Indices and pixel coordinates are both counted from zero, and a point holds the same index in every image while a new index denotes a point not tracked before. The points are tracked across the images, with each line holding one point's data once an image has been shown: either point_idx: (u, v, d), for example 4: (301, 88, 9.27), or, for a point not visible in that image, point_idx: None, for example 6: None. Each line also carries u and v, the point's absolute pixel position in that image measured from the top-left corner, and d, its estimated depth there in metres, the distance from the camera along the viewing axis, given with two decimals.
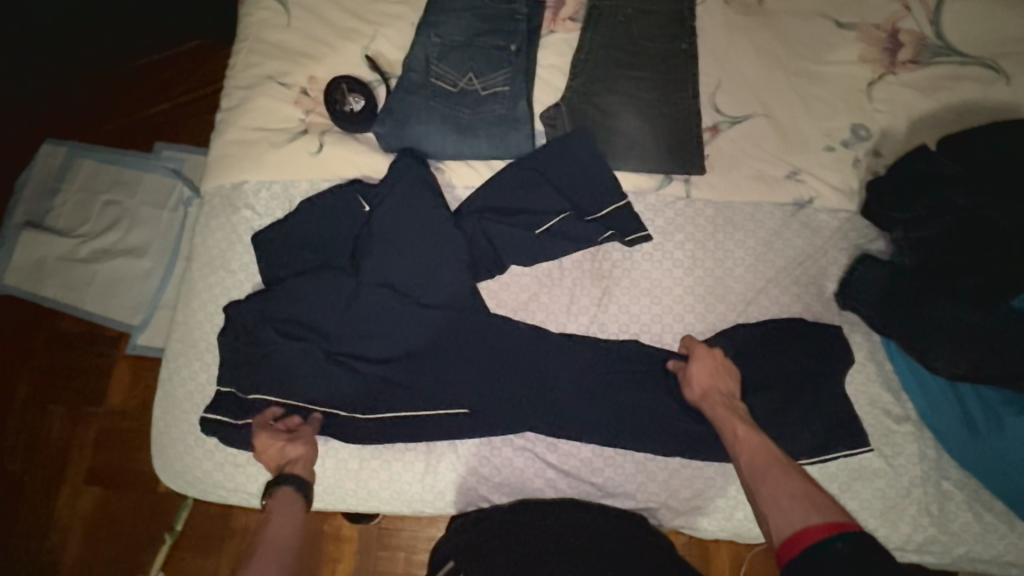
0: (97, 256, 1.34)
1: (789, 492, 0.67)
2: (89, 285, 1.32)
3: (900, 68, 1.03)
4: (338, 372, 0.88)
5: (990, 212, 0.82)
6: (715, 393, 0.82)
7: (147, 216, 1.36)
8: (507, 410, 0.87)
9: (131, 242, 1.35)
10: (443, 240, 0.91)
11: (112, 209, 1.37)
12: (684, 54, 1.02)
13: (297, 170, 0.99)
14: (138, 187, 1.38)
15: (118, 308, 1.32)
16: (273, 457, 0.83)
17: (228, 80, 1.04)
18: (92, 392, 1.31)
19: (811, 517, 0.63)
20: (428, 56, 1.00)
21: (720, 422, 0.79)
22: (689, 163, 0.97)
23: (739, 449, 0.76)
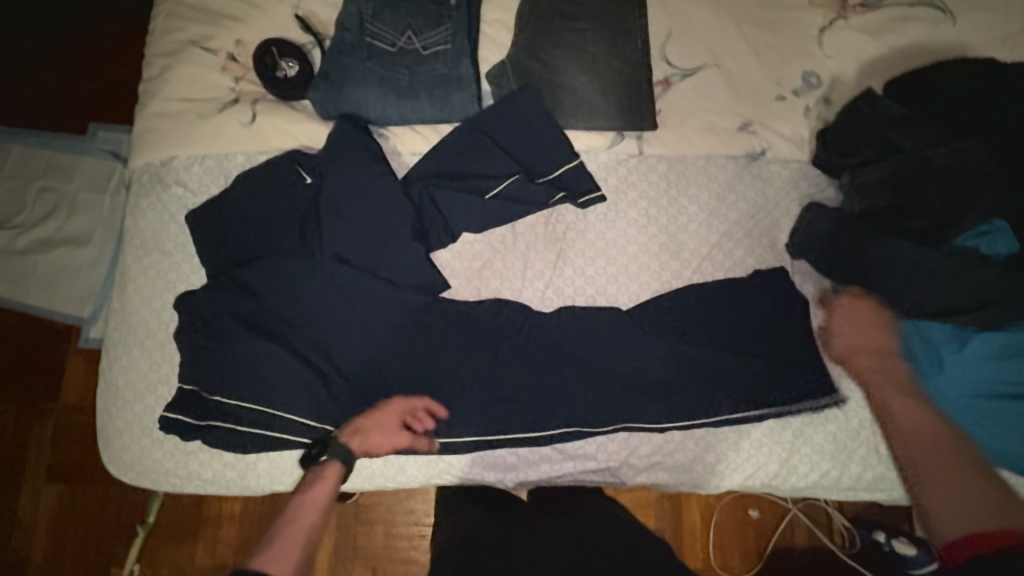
0: (37, 247, 1.27)
1: (961, 491, 0.64)
2: (31, 278, 1.26)
3: (850, 12, 1.02)
4: (284, 355, 0.84)
5: (934, 155, 0.82)
6: (858, 352, 0.84)
7: (86, 203, 1.29)
8: (465, 380, 0.86)
9: (72, 231, 1.28)
10: (389, 210, 0.87)
11: (48, 196, 1.29)
12: (635, 3, 0.97)
13: (230, 143, 0.93)
14: (75, 172, 1.30)
15: (65, 300, 1.26)
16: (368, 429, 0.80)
17: (149, 49, 0.97)
18: (45, 389, 1.26)
19: (989, 522, 0.59)
20: (363, 13, 0.94)
21: (891, 406, 0.78)
22: (641, 119, 0.94)
23: (903, 435, 0.74)
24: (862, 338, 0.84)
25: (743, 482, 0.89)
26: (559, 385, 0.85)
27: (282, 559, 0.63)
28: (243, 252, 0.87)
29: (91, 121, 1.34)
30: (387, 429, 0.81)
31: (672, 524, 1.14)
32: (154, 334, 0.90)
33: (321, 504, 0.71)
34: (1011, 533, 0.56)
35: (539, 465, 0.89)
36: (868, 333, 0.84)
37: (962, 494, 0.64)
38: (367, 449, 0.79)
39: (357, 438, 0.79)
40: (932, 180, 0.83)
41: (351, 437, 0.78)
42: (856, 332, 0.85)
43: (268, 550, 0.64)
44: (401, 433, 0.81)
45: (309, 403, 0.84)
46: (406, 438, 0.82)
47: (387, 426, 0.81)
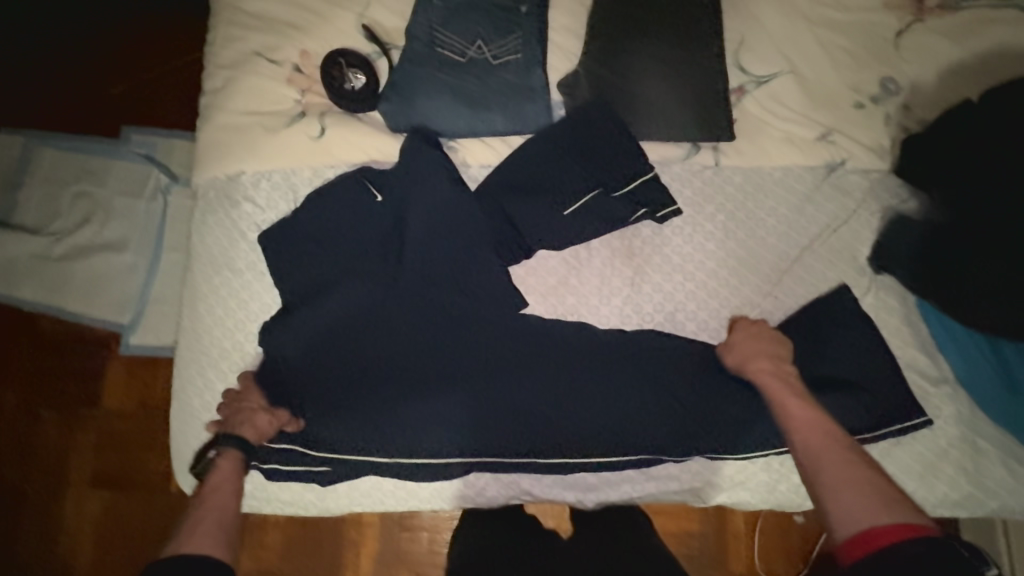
0: (74, 253, 1.25)
1: (854, 488, 0.65)
2: (69, 285, 1.24)
3: (928, 14, 0.99)
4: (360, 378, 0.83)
5: None
6: (762, 357, 0.80)
7: (122, 209, 1.27)
8: (547, 399, 0.85)
9: (109, 237, 1.26)
10: (467, 228, 0.86)
11: (83, 201, 1.27)
12: (706, 9, 0.94)
13: (296, 157, 0.91)
14: (109, 176, 1.28)
15: (105, 307, 1.25)
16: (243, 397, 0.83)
17: (209, 59, 0.94)
18: (87, 395, 1.25)
19: (883, 518, 0.61)
20: (432, 22, 0.91)
21: (770, 391, 0.78)
22: (717, 131, 0.92)
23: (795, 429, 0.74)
24: (767, 357, 0.80)
25: None
26: (644, 404, 0.84)
27: (201, 540, 0.68)
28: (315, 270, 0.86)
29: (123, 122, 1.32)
30: (250, 412, 0.81)
31: (716, 540, 1.10)
32: (229, 355, 0.89)
33: (228, 492, 0.76)
34: (906, 528, 0.59)
35: (620, 486, 0.89)
36: (771, 348, 0.81)
37: (857, 488, 0.65)
38: (257, 432, 0.80)
39: (243, 430, 0.80)
40: None
41: (238, 429, 0.80)
42: (768, 353, 0.81)
43: (185, 538, 0.68)
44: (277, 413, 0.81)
45: (392, 427, 0.84)
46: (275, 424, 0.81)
47: (244, 412, 0.81)
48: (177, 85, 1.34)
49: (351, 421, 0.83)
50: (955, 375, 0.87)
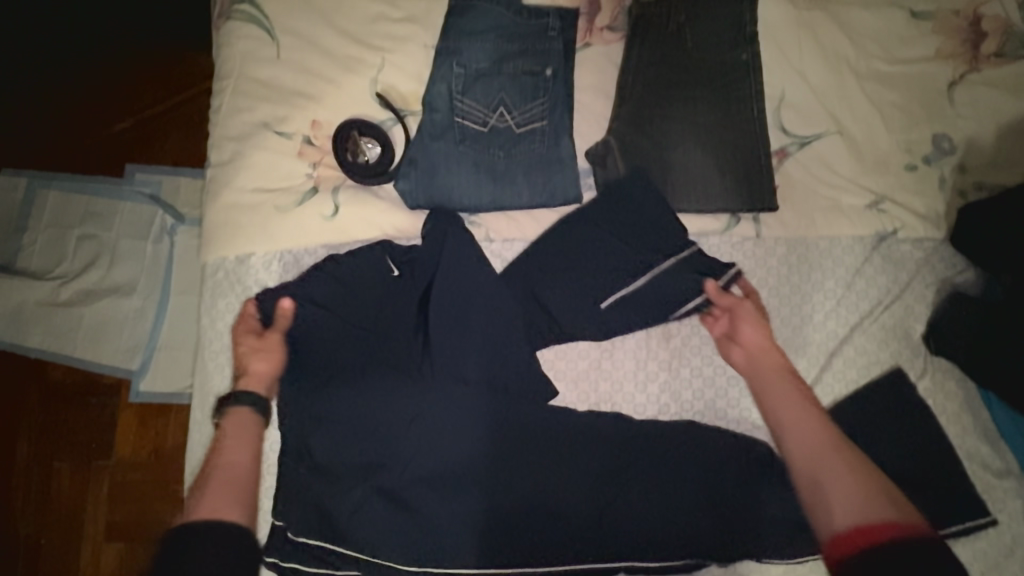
0: (81, 298, 1.19)
1: (847, 488, 0.66)
2: (76, 331, 1.18)
3: (983, 63, 0.91)
4: (381, 481, 0.77)
5: None
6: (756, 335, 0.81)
7: (130, 249, 1.22)
8: (583, 499, 0.78)
9: (117, 279, 1.21)
10: (496, 315, 0.81)
11: (88, 244, 1.22)
12: (746, 66, 0.87)
13: (310, 237, 0.86)
14: (115, 218, 1.23)
15: (113, 352, 1.19)
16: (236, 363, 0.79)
17: (214, 129, 0.88)
18: (101, 444, 1.21)
19: (884, 512, 0.62)
20: (451, 89, 0.85)
21: (761, 369, 0.79)
22: (760, 200, 0.86)
23: (796, 420, 0.73)
24: (759, 348, 0.80)
25: None
26: (688, 501, 0.78)
27: (214, 501, 0.65)
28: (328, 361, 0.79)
29: (130, 163, 1.28)
30: (248, 354, 0.79)
31: None
32: None
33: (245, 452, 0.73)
34: (907, 526, 0.60)
35: None
36: (759, 335, 0.80)
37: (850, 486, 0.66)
38: (261, 376, 0.78)
39: (243, 377, 0.78)
40: None
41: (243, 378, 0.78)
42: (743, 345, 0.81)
43: (201, 501, 0.66)
44: (273, 340, 0.79)
45: (416, 536, 0.76)
46: (275, 339, 0.79)
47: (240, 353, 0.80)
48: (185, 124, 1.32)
49: (373, 529, 0.76)
50: (1019, 466, 0.81)
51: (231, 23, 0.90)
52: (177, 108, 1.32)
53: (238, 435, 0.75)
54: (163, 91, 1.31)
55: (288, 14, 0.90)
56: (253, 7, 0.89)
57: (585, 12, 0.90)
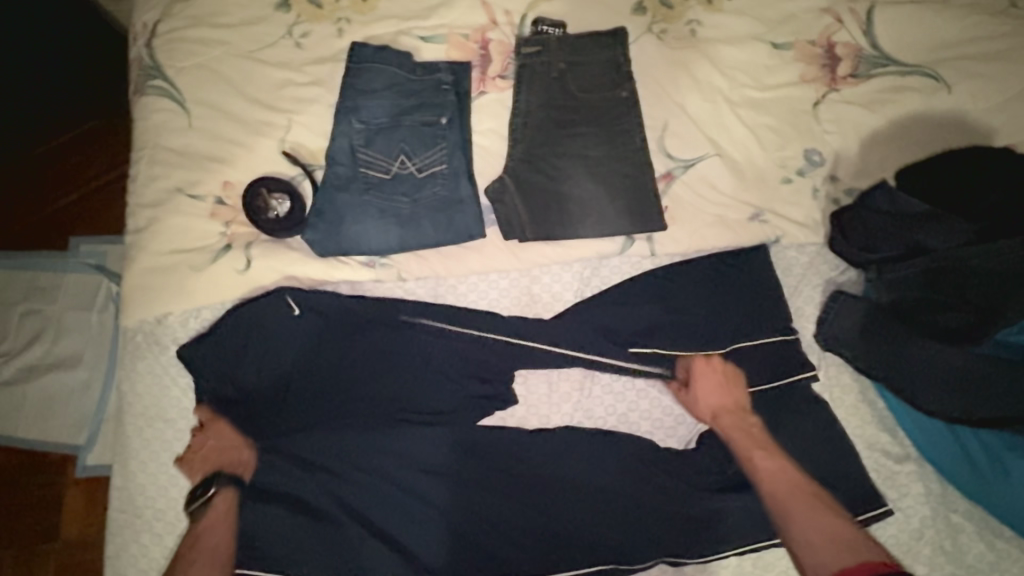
0: (23, 375, 1.19)
1: (825, 533, 0.70)
2: (19, 410, 1.18)
3: (841, 83, 1.01)
4: (305, 525, 0.79)
5: (963, 257, 0.77)
6: (723, 409, 0.83)
7: (76, 322, 1.22)
8: (507, 524, 0.81)
9: (59, 353, 1.20)
10: (409, 350, 0.86)
11: (32, 319, 1.22)
12: (626, 102, 0.95)
13: (225, 292, 0.89)
14: (60, 291, 1.23)
15: (59, 428, 1.18)
16: (208, 454, 0.82)
17: (132, 197, 0.93)
18: (45, 527, 1.17)
19: (849, 559, 0.66)
20: (353, 143, 0.91)
21: (734, 445, 0.81)
22: (650, 221, 0.92)
23: (761, 476, 0.77)
24: (724, 401, 0.84)
25: None
26: (602, 513, 0.81)
27: None
28: (239, 489, 0.80)
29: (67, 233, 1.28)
30: (224, 453, 0.82)
31: None
32: (165, 515, 0.83)
33: (223, 524, 0.77)
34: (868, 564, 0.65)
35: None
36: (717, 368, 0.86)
37: (820, 536, 0.70)
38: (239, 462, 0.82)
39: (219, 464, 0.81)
40: (975, 281, 0.77)
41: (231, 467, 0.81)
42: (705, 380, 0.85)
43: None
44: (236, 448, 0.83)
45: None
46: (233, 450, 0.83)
47: (224, 445, 0.82)
48: (113, 191, 1.30)
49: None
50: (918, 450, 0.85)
51: (147, 97, 0.96)
52: (107, 174, 1.31)
53: (217, 517, 0.77)
54: (94, 161, 1.31)
55: (198, 87, 0.96)
56: (167, 83, 0.96)
57: (477, 65, 0.98)
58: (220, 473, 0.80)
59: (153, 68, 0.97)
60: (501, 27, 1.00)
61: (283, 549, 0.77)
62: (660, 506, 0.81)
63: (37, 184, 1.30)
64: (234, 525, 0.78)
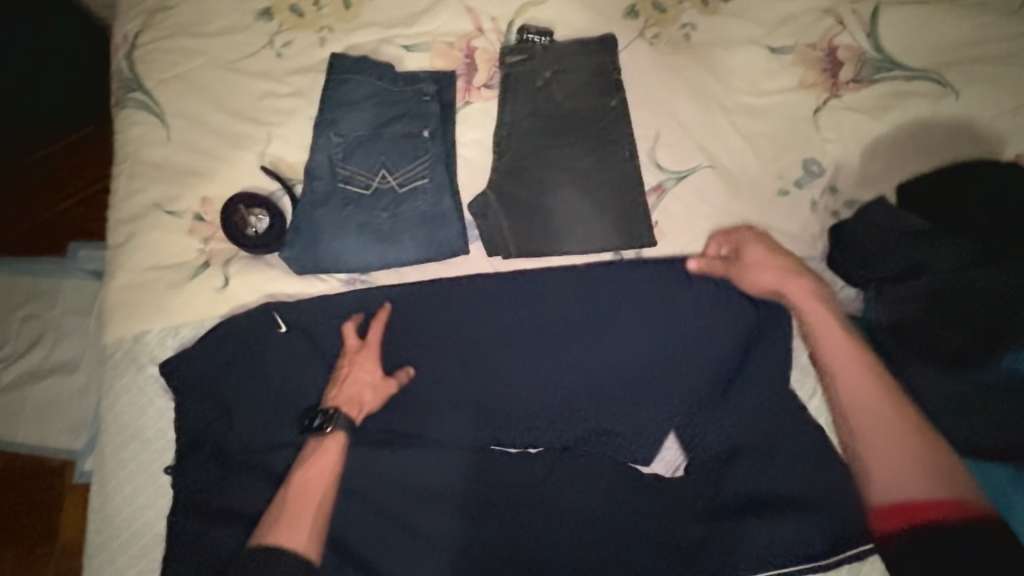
0: (23, 380, 1.18)
1: (900, 438, 0.62)
2: (19, 415, 1.17)
3: (843, 89, 0.96)
4: None
5: (964, 277, 0.74)
6: (765, 258, 0.80)
7: (71, 327, 1.20)
8: (486, 550, 0.79)
9: (58, 358, 1.19)
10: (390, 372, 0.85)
11: (32, 324, 1.21)
12: (615, 112, 0.92)
13: (202, 310, 0.87)
14: (58, 297, 1.22)
15: (57, 433, 1.16)
16: (356, 384, 0.81)
17: (111, 213, 0.92)
18: (44, 532, 1.17)
19: (930, 483, 0.59)
20: (332, 158, 0.89)
21: (796, 304, 0.76)
22: (638, 236, 0.89)
23: (832, 369, 0.70)
24: (775, 260, 0.79)
25: None
26: (583, 540, 0.79)
27: (294, 535, 0.68)
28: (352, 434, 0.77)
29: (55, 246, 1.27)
30: (372, 388, 0.82)
31: None
32: (141, 538, 0.82)
33: (324, 476, 0.74)
34: (955, 504, 0.57)
35: None
36: (783, 258, 0.79)
37: (895, 447, 0.62)
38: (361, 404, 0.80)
39: (353, 398, 0.80)
40: (976, 303, 0.73)
41: (346, 403, 0.79)
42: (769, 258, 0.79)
43: (281, 526, 0.68)
44: (390, 386, 0.83)
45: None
46: (389, 388, 0.83)
47: (361, 380, 0.82)
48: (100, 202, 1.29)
49: None
50: None
51: (127, 111, 0.95)
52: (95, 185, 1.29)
53: (328, 460, 0.75)
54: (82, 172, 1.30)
55: (178, 100, 0.94)
56: (146, 96, 0.95)
57: (462, 74, 0.95)
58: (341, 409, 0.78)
59: (132, 81, 0.95)
60: (486, 34, 0.96)
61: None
62: (641, 535, 0.79)
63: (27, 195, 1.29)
64: (334, 479, 0.74)
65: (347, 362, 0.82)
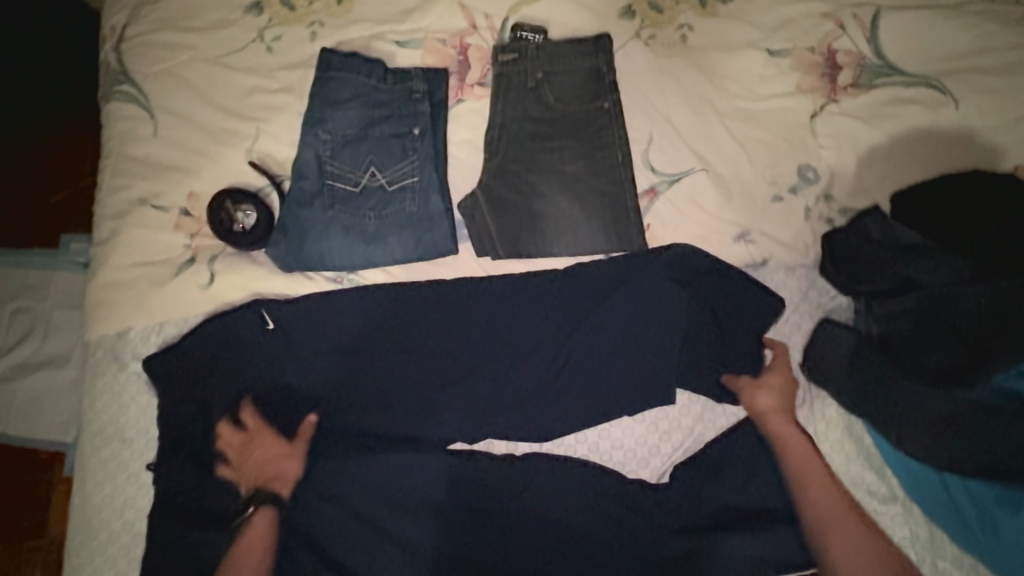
0: (11, 373, 1.15)
1: None
2: (6, 409, 1.14)
3: (841, 94, 0.94)
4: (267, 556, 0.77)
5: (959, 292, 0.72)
6: (767, 392, 0.82)
7: (63, 320, 1.18)
8: (468, 552, 0.79)
9: (49, 351, 1.17)
10: (376, 373, 0.84)
11: (23, 317, 1.19)
12: (608, 114, 0.90)
13: (187, 307, 0.86)
14: (50, 289, 1.20)
15: (47, 427, 1.15)
16: (267, 466, 0.80)
17: (96, 207, 0.90)
18: (32, 523, 1.16)
19: None
20: (320, 155, 0.87)
21: (785, 443, 0.79)
22: (629, 240, 0.87)
23: (811, 490, 0.76)
24: (777, 394, 0.82)
25: None
26: (569, 546, 0.79)
27: None
28: (279, 509, 0.78)
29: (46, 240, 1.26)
30: (278, 458, 0.81)
31: None
32: (120, 538, 0.81)
33: (259, 553, 0.75)
34: None
35: None
36: (784, 376, 0.83)
37: None
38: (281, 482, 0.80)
39: (269, 478, 0.80)
40: (966, 317, 0.72)
41: (268, 481, 0.79)
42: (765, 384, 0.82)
43: None
44: (301, 446, 0.82)
45: None
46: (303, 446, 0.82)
47: (266, 456, 0.81)
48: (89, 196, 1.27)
49: None
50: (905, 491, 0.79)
51: (114, 104, 0.93)
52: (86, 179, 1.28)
53: (261, 537, 0.76)
54: (72, 167, 1.28)
55: (165, 93, 0.93)
56: (134, 89, 0.93)
57: (455, 72, 0.94)
58: (261, 491, 0.78)
59: (120, 73, 0.94)
60: (480, 32, 0.95)
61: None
62: (627, 539, 0.79)
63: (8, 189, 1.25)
64: (270, 551, 0.76)
65: (257, 444, 0.81)
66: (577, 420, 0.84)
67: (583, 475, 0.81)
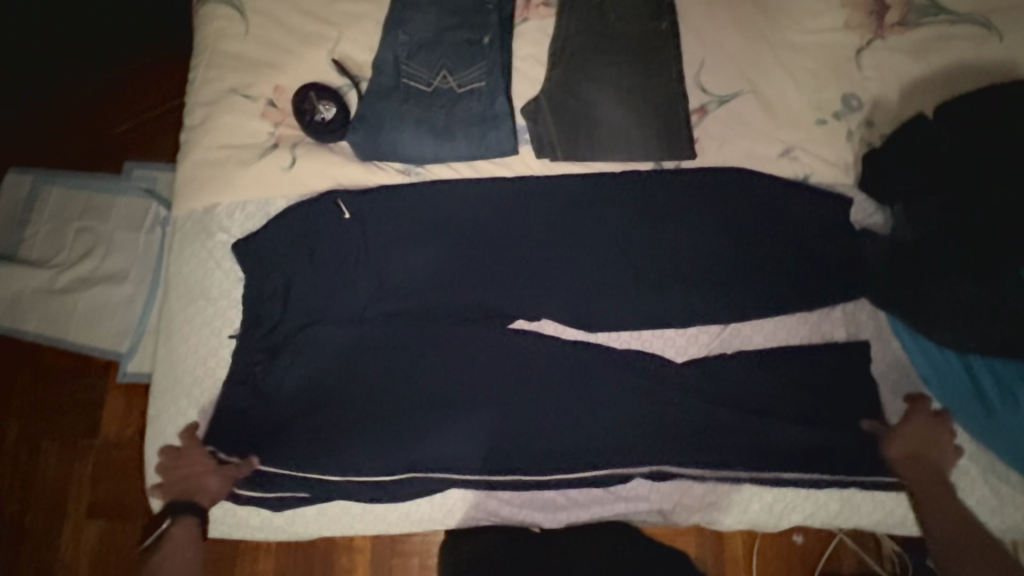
0: (75, 286, 1.22)
1: None
2: (69, 317, 1.20)
3: (888, 31, 0.98)
4: (342, 408, 0.87)
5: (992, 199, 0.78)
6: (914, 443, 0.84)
7: (121, 242, 1.24)
8: (517, 419, 0.87)
9: (110, 268, 1.23)
10: (441, 256, 0.92)
11: (86, 236, 1.24)
12: (665, 35, 0.96)
13: (270, 187, 0.95)
14: (111, 213, 1.25)
15: (104, 335, 1.20)
16: (193, 480, 0.85)
17: (189, 96, 0.99)
18: (85, 425, 1.19)
19: None
20: (397, 56, 0.95)
21: (920, 484, 0.81)
22: (680, 147, 0.93)
23: (935, 517, 0.79)
24: (916, 440, 0.84)
25: (801, 521, 0.90)
26: (610, 420, 0.87)
27: None
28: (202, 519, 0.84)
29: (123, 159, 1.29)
30: (206, 472, 0.85)
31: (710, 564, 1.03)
32: (202, 385, 0.91)
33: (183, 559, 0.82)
34: None
35: (590, 506, 0.91)
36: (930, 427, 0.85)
37: None
38: (208, 494, 0.85)
39: (195, 493, 0.84)
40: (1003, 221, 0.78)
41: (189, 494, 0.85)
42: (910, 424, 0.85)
43: None
44: (228, 465, 0.85)
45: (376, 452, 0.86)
46: (233, 470, 0.85)
47: (194, 471, 0.85)
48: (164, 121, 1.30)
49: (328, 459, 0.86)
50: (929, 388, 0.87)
51: (208, 6, 1.00)
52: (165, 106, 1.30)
53: (181, 546, 0.82)
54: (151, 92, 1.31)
55: None
56: None
57: None
58: (184, 503, 0.84)
59: None
60: None
61: (328, 424, 0.86)
62: (664, 416, 0.87)
63: (97, 110, 1.30)
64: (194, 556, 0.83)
65: (184, 456, 0.86)
66: (623, 309, 0.90)
67: (627, 359, 0.88)
